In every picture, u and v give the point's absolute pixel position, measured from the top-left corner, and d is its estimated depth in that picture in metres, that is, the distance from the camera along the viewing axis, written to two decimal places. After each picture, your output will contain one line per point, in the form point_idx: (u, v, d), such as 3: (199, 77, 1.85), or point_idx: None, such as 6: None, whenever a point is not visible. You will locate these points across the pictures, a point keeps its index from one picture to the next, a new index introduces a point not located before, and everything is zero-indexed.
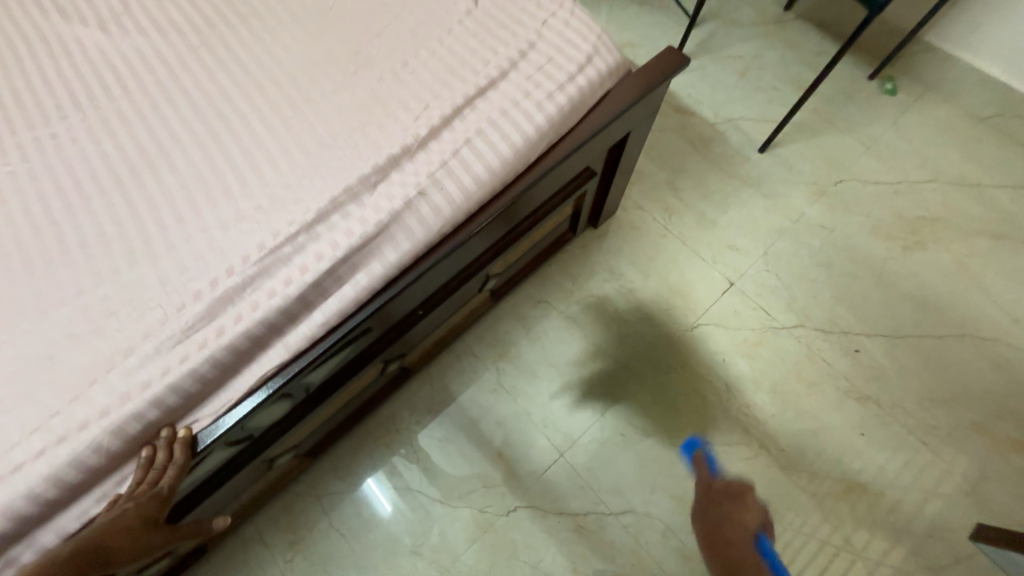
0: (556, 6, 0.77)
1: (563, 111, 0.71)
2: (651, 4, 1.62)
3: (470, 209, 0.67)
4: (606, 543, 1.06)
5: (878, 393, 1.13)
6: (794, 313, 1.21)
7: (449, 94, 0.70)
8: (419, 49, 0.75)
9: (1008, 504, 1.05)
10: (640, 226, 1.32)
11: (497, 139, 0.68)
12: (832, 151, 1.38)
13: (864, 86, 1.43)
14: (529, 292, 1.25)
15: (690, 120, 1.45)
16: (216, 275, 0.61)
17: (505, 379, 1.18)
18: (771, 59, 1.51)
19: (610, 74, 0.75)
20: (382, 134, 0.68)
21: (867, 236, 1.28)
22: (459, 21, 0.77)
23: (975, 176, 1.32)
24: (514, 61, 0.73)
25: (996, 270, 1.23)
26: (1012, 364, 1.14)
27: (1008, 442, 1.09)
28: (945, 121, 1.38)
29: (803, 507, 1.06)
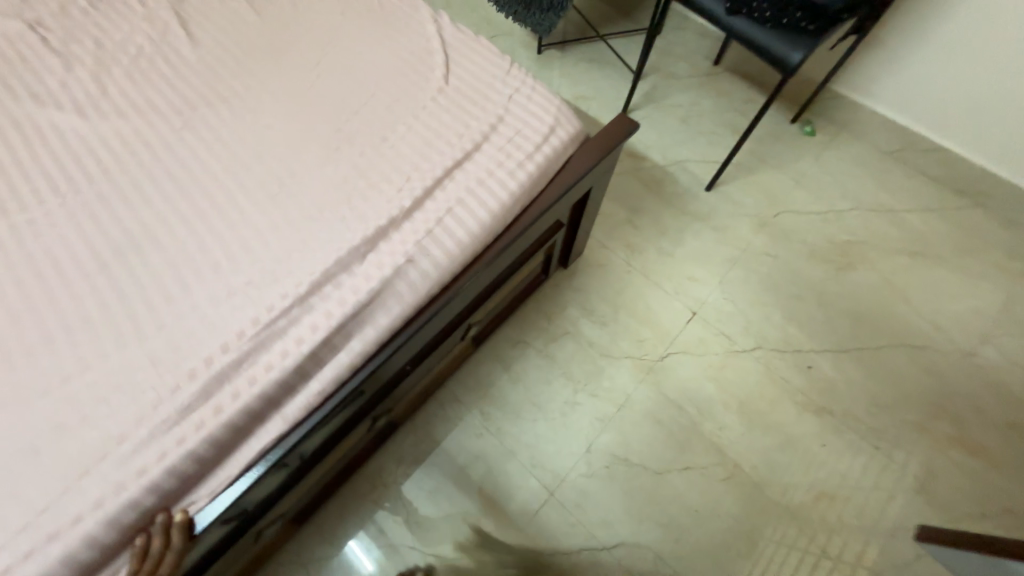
0: (519, 83, 0.86)
1: (533, 177, 0.79)
2: (598, 61, 1.79)
3: (455, 271, 0.73)
4: None
5: (832, 404, 1.24)
6: (751, 335, 1.32)
7: (428, 166, 0.77)
8: (397, 125, 0.81)
9: (953, 497, 1.15)
10: (607, 263, 1.42)
11: (475, 206, 0.74)
12: (768, 186, 1.54)
13: (788, 129, 1.63)
14: (507, 334, 1.30)
15: (643, 163, 1.58)
16: (210, 352, 0.62)
17: (491, 422, 1.21)
18: (708, 107, 1.69)
19: (571, 141, 0.84)
20: (367, 205, 0.73)
21: (806, 260, 1.42)
22: (432, 97, 0.84)
23: (889, 203, 1.51)
24: (486, 134, 0.80)
25: (916, 284, 1.39)
26: (940, 367, 1.28)
27: (947, 439, 1.21)
28: (858, 157, 1.58)
29: (779, 520, 1.13)
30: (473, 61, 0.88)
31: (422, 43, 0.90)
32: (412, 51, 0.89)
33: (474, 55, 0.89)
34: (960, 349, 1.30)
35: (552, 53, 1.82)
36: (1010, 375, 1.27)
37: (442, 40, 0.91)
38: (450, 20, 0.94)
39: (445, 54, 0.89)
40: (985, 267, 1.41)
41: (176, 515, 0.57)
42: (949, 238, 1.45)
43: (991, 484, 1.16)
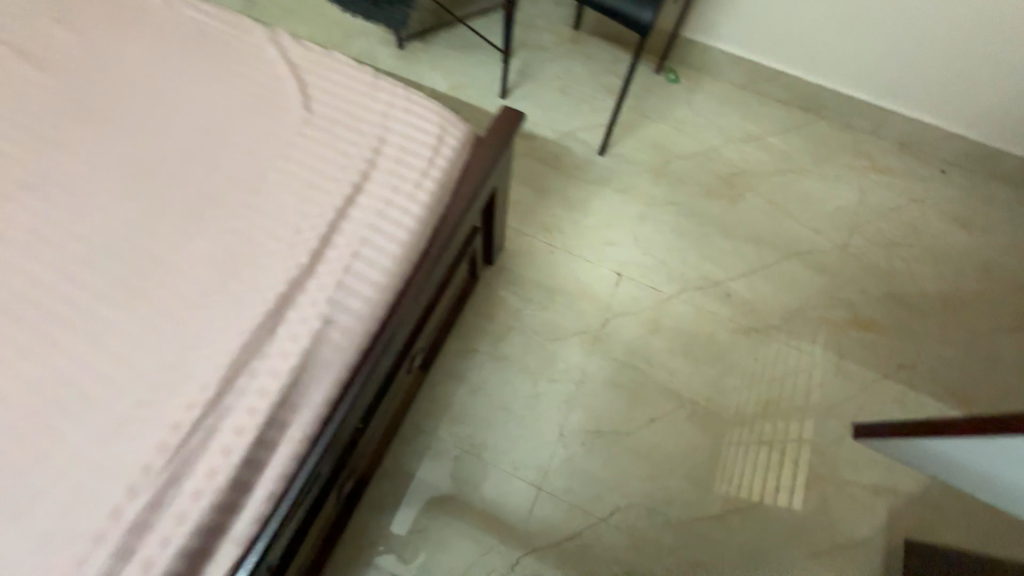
0: (392, 96, 0.80)
1: (435, 195, 0.74)
2: (464, 46, 1.74)
3: (381, 315, 0.66)
4: (607, 548, 1.12)
5: (754, 321, 1.37)
6: (675, 281, 1.41)
7: (318, 211, 0.69)
8: (268, 172, 0.72)
9: (863, 369, 1.34)
10: (529, 249, 1.42)
11: (384, 241, 0.68)
12: (654, 138, 1.63)
13: (655, 81, 1.73)
14: (452, 348, 1.26)
15: (537, 142, 1.59)
16: (116, 501, 0.52)
17: (462, 440, 1.18)
18: (581, 73, 1.73)
19: (463, 147, 0.80)
20: (260, 271, 0.64)
21: (702, 199, 1.54)
22: (299, 133, 0.75)
23: (754, 130, 1.68)
24: (372, 161, 0.74)
25: (792, 197, 1.57)
26: (826, 264, 1.48)
27: (846, 322, 1.40)
28: (719, 94, 1.73)
29: (740, 437, 1.24)
30: (334, 82, 0.80)
31: (271, 74, 0.80)
32: (263, 85, 0.79)
33: (333, 74, 0.81)
34: (836, 244, 1.51)
35: (416, 47, 1.74)
36: (876, 254, 1.50)
37: (291, 65, 0.81)
38: (294, 40, 0.84)
39: (300, 79, 0.80)
40: (837, 169, 1.63)
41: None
42: (806, 151, 1.66)
43: (885, 348, 1.37)
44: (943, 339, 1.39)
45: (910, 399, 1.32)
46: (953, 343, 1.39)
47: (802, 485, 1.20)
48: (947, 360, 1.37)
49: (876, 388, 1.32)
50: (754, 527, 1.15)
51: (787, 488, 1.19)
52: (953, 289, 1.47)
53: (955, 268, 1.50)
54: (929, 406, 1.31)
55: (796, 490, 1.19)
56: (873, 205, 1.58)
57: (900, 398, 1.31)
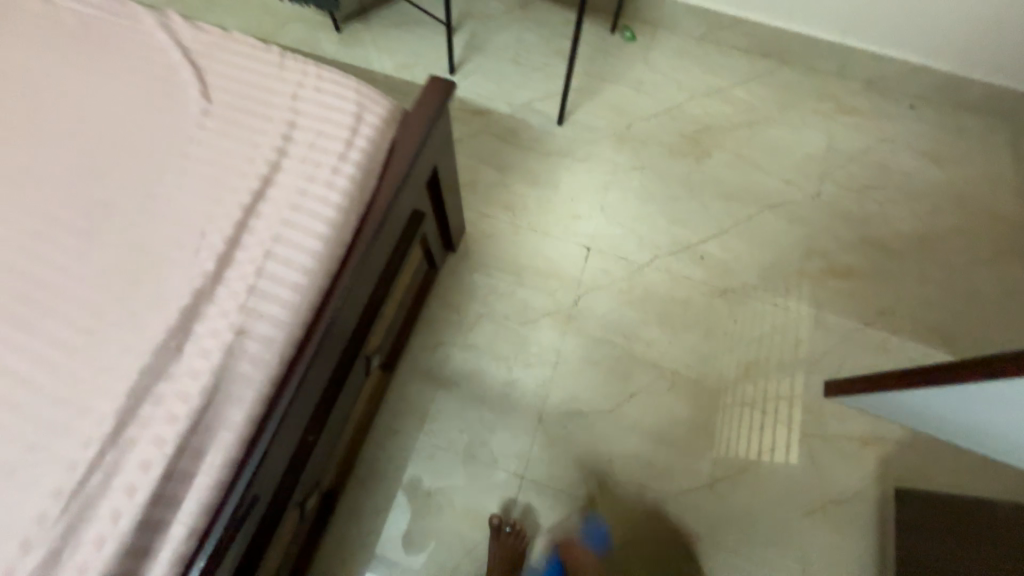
0: (300, 74, 0.71)
1: (356, 179, 0.67)
2: (406, 22, 1.64)
3: (305, 319, 0.60)
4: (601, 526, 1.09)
5: (731, 282, 1.33)
6: (646, 249, 1.35)
7: (223, 210, 0.62)
8: (164, 173, 0.64)
9: (844, 320, 1.31)
10: (492, 231, 1.35)
11: (300, 236, 0.61)
12: (614, 101, 1.55)
13: (611, 41, 1.65)
14: (420, 342, 1.21)
15: (491, 118, 1.51)
16: (10, 557, 0.47)
17: (439, 437, 1.13)
18: (532, 40, 1.64)
19: (387, 125, 0.72)
20: (162, 285, 0.58)
21: (668, 161, 1.48)
22: (198, 124, 0.67)
23: (717, 83, 1.60)
24: (282, 148, 0.66)
25: (761, 150, 1.51)
26: (800, 215, 1.43)
27: (824, 273, 1.36)
28: (679, 49, 1.65)
29: (725, 402, 1.20)
30: (234, 64, 0.72)
31: (161, 61, 0.71)
32: (153, 74, 0.70)
33: (232, 55, 0.72)
34: (808, 194, 1.46)
35: (354, 29, 1.63)
36: (850, 200, 1.46)
37: (185, 49, 0.73)
38: (186, 21, 0.75)
39: (195, 64, 0.71)
40: (805, 116, 1.57)
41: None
42: (772, 100, 1.59)
43: (865, 296, 1.34)
44: (922, 280, 1.36)
45: (893, 345, 1.29)
46: (933, 283, 1.36)
47: (797, 441, 1.18)
48: (928, 301, 1.34)
49: (858, 337, 1.29)
50: (744, 492, 1.13)
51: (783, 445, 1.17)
52: (930, 227, 1.43)
53: (930, 206, 1.46)
54: (912, 350, 1.29)
55: (792, 446, 1.17)
56: (844, 150, 1.53)
57: (883, 344, 1.29)
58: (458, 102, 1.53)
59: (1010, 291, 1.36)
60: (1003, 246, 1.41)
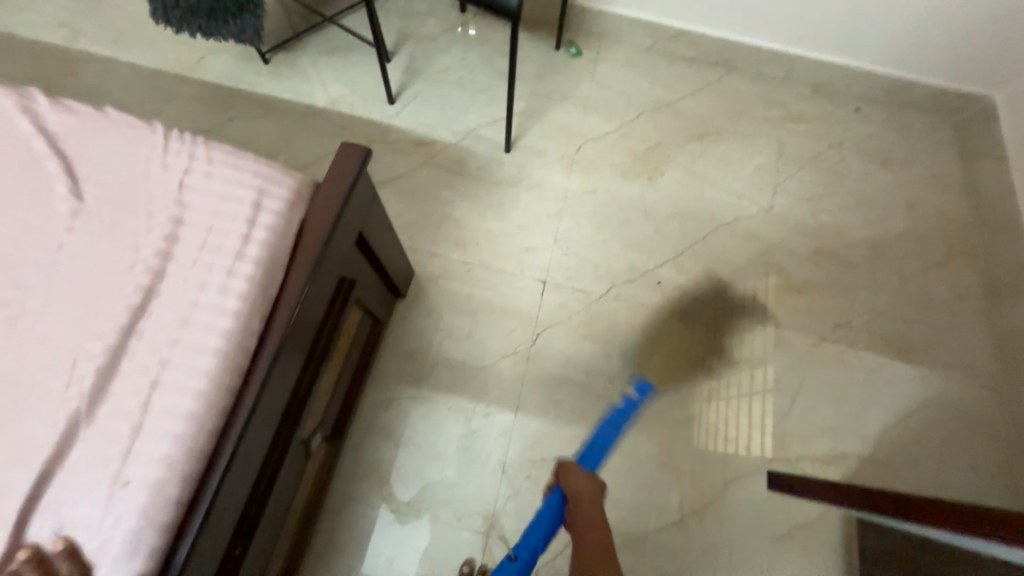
0: (188, 158, 0.64)
1: (257, 279, 0.60)
2: (339, 48, 1.55)
3: (203, 451, 0.53)
4: None
5: (690, 306, 1.31)
6: (602, 278, 1.32)
7: (99, 333, 0.54)
8: (28, 291, 0.56)
9: (802, 337, 1.31)
10: (443, 272, 1.29)
11: (192, 356, 0.55)
12: (562, 122, 1.51)
13: (556, 57, 1.60)
14: (373, 400, 1.15)
15: (436, 148, 1.44)
16: None
17: (399, 502, 1.08)
18: (475, 60, 1.57)
19: (291, 206, 0.65)
20: (27, 431, 0.50)
21: (621, 182, 1.44)
22: (66, 228, 0.59)
23: (666, 96, 1.57)
24: (167, 251, 0.59)
25: (713, 164, 1.49)
26: (755, 231, 1.42)
27: (780, 288, 1.35)
28: (626, 61, 1.61)
29: (690, 433, 1.19)
30: (109, 150, 0.63)
31: (22, 151, 0.62)
32: (13, 169, 0.61)
33: (106, 140, 0.64)
34: (761, 207, 1.45)
35: (284, 58, 1.52)
36: (802, 211, 1.45)
37: (52, 136, 0.64)
38: (52, 102, 0.66)
39: (64, 154, 0.63)
40: (755, 125, 1.56)
41: (51, 547, 0.48)
42: (721, 110, 1.57)
43: (822, 310, 1.34)
44: (876, 288, 1.38)
45: (850, 357, 1.30)
46: (885, 291, 1.37)
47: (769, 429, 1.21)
48: (880, 309, 1.35)
49: (817, 354, 1.29)
50: (713, 525, 1.12)
51: (752, 431, 1.21)
52: (878, 232, 1.44)
53: (879, 210, 1.47)
54: (869, 362, 1.29)
55: (764, 432, 1.21)
56: (794, 158, 1.52)
57: (840, 358, 1.29)
58: (401, 133, 1.45)
59: (957, 293, 1.38)
60: (949, 248, 1.43)
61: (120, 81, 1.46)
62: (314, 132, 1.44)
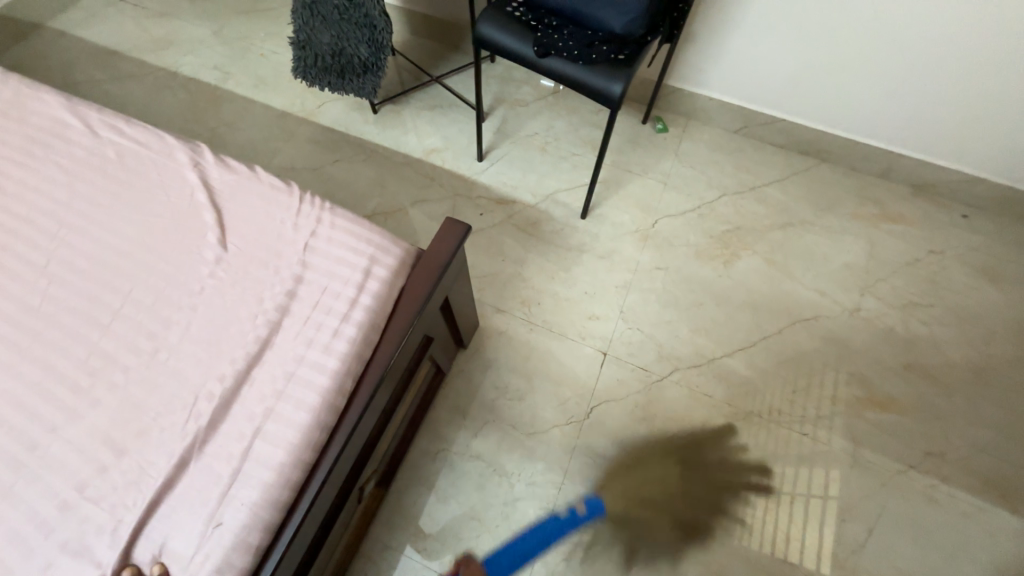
0: (315, 222, 0.72)
1: (357, 342, 0.65)
2: (440, 105, 1.69)
3: (284, 503, 0.57)
4: None
5: (757, 404, 1.24)
6: (665, 359, 1.29)
7: (220, 374, 0.61)
8: (171, 324, 0.64)
9: (883, 460, 1.19)
10: (505, 329, 1.32)
11: (291, 410, 0.60)
12: (641, 196, 1.53)
13: (642, 131, 1.64)
14: (422, 448, 1.17)
15: (514, 207, 1.51)
16: None
17: (432, 559, 1.07)
18: (562, 128, 1.65)
19: (395, 275, 0.70)
20: (148, 457, 0.56)
21: (694, 262, 1.42)
22: (209, 273, 0.67)
23: (750, 181, 1.55)
24: (285, 306, 0.66)
25: (794, 256, 1.44)
26: (836, 332, 1.33)
27: (860, 401, 1.25)
28: (711, 142, 1.62)
29: (742, 546, 1.11)
30: (254, 207, 0.73)
31: (187, 200, 0.73)
32: (176, 214, 0.72)
33: (253, 198, 0.74)
34: (845, 308, 1.37)
35: (391, 110, 1.68)
36: (891, 318, 1.35)
37: (211, 189, 0.75)
38: (216, 159, 0.78)
39: (217, 206, 0.73)
40: (844, 220, 1.49)
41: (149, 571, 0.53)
42: (809, 200, 1.52)
43: (909, 433, 1.21)
44: (975, 418, 1.23)
45: (940, 494, 1.15)
46: (987, 423, 1.23)
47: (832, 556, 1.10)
48: (981, 443, 1.21)
49: (899, 482, 1.17)
50: None
51: (814, 556, 1.10)
52: (981, 354, 1.31)
53: (984, 330, 1.34)
54: (962, 503, 1.15)
55: (825, 559, 1.10)
56: (886, 260, 1.43)
57: (928, 492, 1.16)
58: (484, 189, 1.54)
59: None
60: None
61: (252, 117, 1.67)
62: (407, 179, 1.56)
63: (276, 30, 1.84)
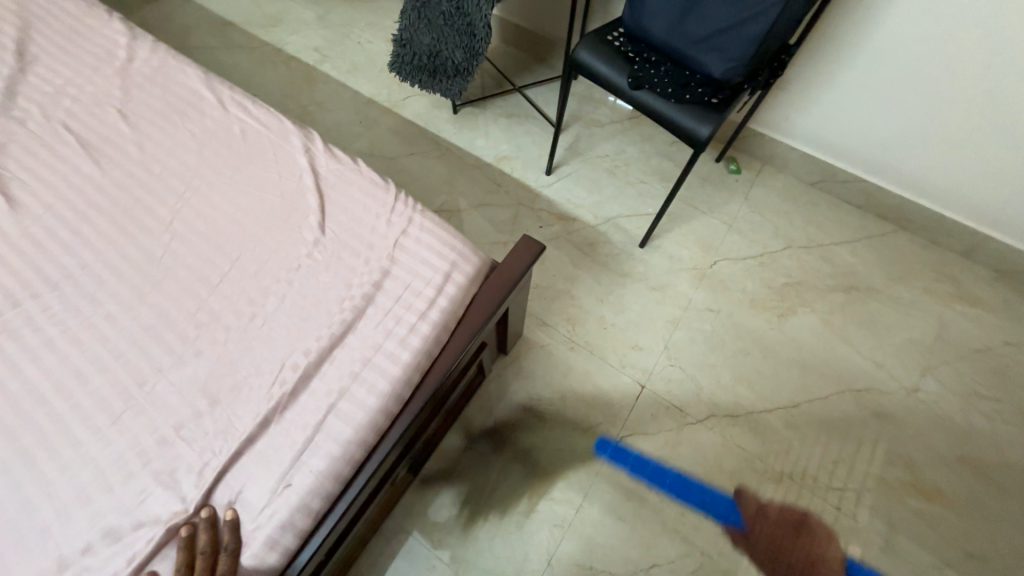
0: (406, 221, 0.77)
1: (428, 341, 0.69)
2: (517, 114, 1.73)
3: (344, 477, 0.62)
4: None
5: (791, 465, 1.21)
6: (703, 403, 1.28)
7: (306, 348, 0.67)
8: (268, 296, 0.70)
9: (919, 552, 1.13)
10: (547, 343, 1.34)
11: (364, 393, 0.65)
12: (703, 234, 1.52)
13: (714, 169, 1.62)
14: (451, 444, 1.22)
15: (575, 225, 1.53)
16: None
17: (442, 551, 1.11)
18: (633, 154, 1.66)
19: (471, 282, 0.74)
20: (237, 412, 0.63)
21: (747, 310, 1.40)
22: (307, 253, 0.74)
23: (819, 237, 1.51)
24: (370, 295, 0.71)
25: (855, 322, 1.39)
26: (887, 409, 1.28)
27: (902, 485, 1.20)
28: (784, 191, 1.59)
29: None
30: (353, 198, 0.79)
31: (295, 182, 0.80)
32: (284, 194, 0.79)
33: (354, 189, 0.80)
34: (902, 385, 1.31)
35: (470, 113, 1.74)
36: (951, 405, 1.29)
37: (317, 174, 0.81)
38: (325, 148, 0.84)
39: (321, 192, 0.79)
40: (916, 294, 1.43)
41: (224, 515, 0.59)
42: (880, 268, 1.47)
43: (951, 529, 1.15)
44: None
45: None
46: None
47: None
48: None
49: None
50: None
51: None
52: None
53: None
54: None
55: None
56: (955, 344, 1.36)
57: None
58: (548, 203, 1.57)
59: None
60: None
61: (341, 100, 1.77)
62: (475, 182, 1.61)
63: (375, 22, 1.94)
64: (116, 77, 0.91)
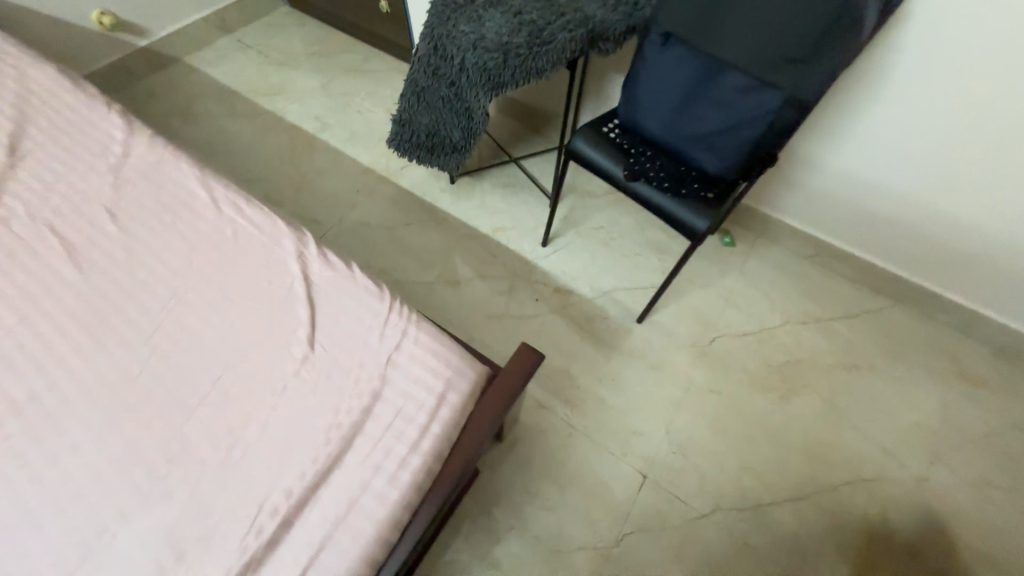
0: (399, 334, 0.74)
1: (419, 475, 0.64)
2: (513, 184, 1.75)
3: None
4: None
5: (801, 564, 1.15)
6: (708, 495, 1.21)
7: (287, 489, 0.62)
8: (248, 424, 0.66)
9: None
10: (544, 427, 1.28)
11: (348, 541, 0.60)
12: (701, 309, 1.50)
13: (708, 241, 1.63)
14: (442, 543, 1.14)
15: (571, 298, 1.51)
16: None
17: None
18: (628, 226, 1.67)
19: (467, 403, 0.70)
20: (204, 569, 0.57)
21: (748, 391, 1.37)
22: (294, 373, 0.70)
23: (817, 312, 1.50)
24: (359, 423, 0.67)
25: (859, 403, 1.36)
26: (898, 501, 1.23)
27: None
28: (780, 264, 1.59)
29: None
30: (345, 308, 0.76)
31: (285, 291, 0.77)
32: (273, 305, 0.76)
33: (346, 298, 0.77)
34: (911, 474, 1.26)
35: (467, 182, 1.76)
36: (963, 496, 1.24)
37: (309, 282, 0.78)
38: (318, 252, 0.82)
39: (312, 302, 0.76)
40: (917, 373, 1.41)
41: None
42: (880, 345, 1.45)
43: None
44: None
45: None
46: None
47: None
48: None
49: None
50: None
51: None
52: None
53: None
54: None
55: None
56: (961, 428, 1.33)
57: None
58: (544, 276, 1.56)
59: None
60: None
61: (339, 168, 1.79)
62: (471, 253, 1.61)
63: (376, 92, 1.99)
64: (109, 175, 0.90)
